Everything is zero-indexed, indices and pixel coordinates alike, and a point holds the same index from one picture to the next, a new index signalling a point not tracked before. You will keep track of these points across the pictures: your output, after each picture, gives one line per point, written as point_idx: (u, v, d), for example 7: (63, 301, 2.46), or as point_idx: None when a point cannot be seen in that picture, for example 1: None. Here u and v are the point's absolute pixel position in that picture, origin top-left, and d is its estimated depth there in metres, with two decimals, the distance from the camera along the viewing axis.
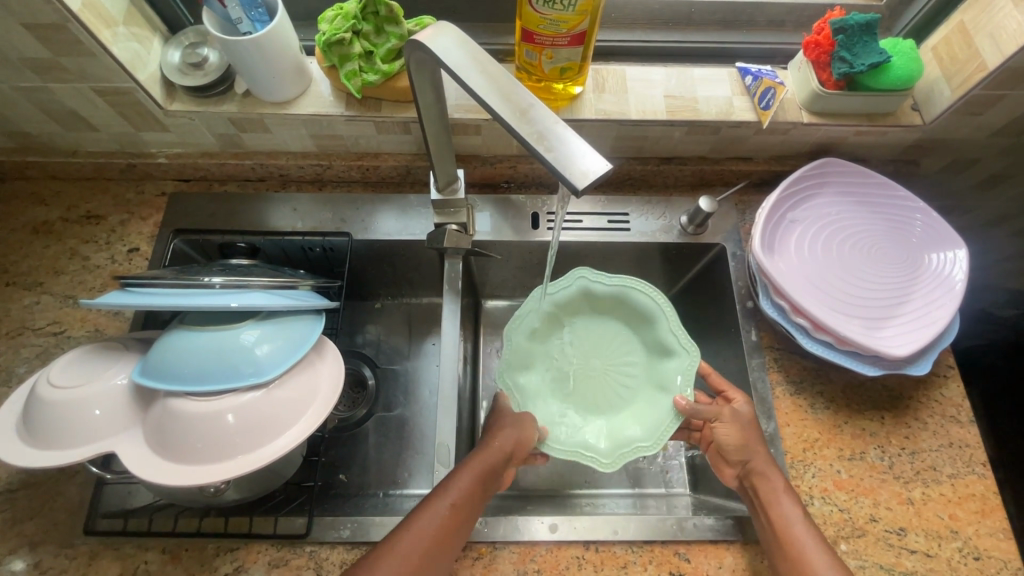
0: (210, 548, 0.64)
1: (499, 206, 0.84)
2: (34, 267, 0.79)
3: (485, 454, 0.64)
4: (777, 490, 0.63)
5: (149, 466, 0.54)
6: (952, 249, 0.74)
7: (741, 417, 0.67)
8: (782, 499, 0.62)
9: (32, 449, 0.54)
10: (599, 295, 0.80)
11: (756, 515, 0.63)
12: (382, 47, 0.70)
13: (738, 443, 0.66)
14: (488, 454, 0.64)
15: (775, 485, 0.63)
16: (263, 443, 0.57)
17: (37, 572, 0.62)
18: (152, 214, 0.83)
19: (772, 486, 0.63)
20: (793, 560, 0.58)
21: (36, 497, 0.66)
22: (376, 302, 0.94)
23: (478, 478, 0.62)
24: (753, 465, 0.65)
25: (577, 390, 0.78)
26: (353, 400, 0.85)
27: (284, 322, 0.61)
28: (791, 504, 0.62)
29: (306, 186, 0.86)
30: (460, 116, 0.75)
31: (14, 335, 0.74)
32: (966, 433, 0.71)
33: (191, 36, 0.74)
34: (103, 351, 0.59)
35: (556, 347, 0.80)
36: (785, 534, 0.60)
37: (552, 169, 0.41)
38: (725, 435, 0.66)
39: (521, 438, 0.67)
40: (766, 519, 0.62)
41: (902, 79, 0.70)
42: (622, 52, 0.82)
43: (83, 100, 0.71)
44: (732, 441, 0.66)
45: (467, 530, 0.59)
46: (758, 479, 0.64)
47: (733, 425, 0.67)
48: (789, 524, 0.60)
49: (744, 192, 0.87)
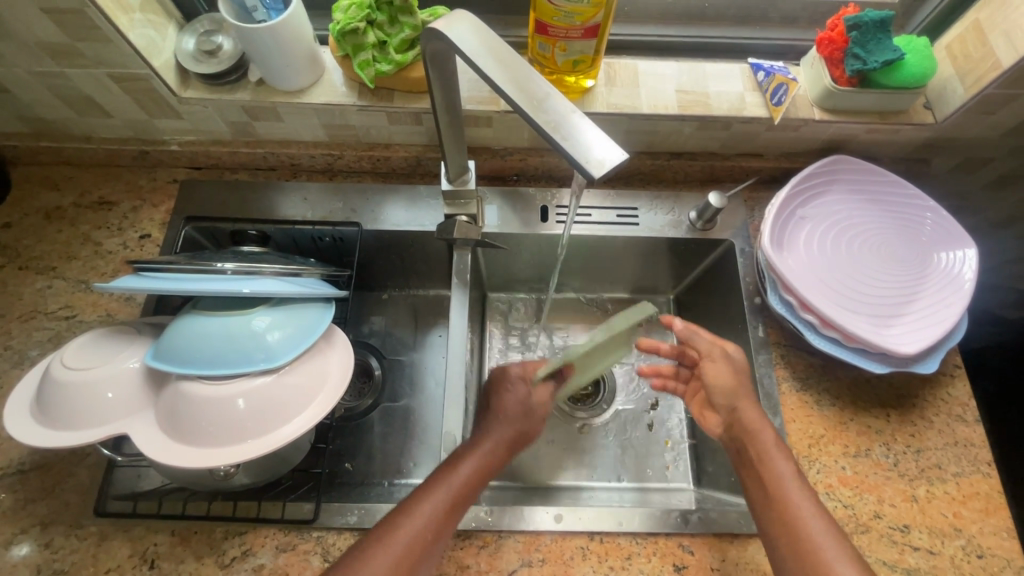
0: (219, 532, 0.64)
1: (508, 198, 0.85)
2: (46, 251, 0.79)
3: (489, 444, 0.63)
4: (770, 445, 0.62)
5: (161, 448, 0.55)
6: (961, 248, 0.74)
7: (728, 360, 0.70)
8: (772, 458, 0.61)
9: (46, 430, 0.54)
10: None
11: (747, 470, 0.62)
12: (395, 37, 0.70)
13: (728, 385, 0.68)
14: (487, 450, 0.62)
15: (770, 441, 0.63)
16: (273, 428, 0.57)
17: (47, 552, 0.63)
18: (163, 201, 0.83)
19: (766, 439, 0.63)
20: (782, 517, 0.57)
21: (48, 478, 0.66)
22: (384, 293, 0.95)
23: (473, 477, 0.60)
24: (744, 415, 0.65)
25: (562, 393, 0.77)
26: (359, 389, 0.86)
27: (296, 309, 0.61)
28: (784, 461, 0.61)
29: (317, 176, 0.86)
30: (472, 107, 0.75)
31: (27, 318, 0.75)
32: (971, 432, 0.71)
33: (206, 23, 0.75)
34: (117, 334, 0.59)
35: None
36: (778, 495, 0.58)
37: (568, 158, 0.42)
38: (715, 381, 0.69)
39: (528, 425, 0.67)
40: (755, 476, 0.61)
41: (916, 77, 0.70)
42: (635, 47, 0.82)
43: (98, 86, 0.71)
44: (721, 385, 0.68)
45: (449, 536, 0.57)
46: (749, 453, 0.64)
47: (726, 370, 0.69)
48: (781, 481, 0.59)
49: (754, 189, 0.87)
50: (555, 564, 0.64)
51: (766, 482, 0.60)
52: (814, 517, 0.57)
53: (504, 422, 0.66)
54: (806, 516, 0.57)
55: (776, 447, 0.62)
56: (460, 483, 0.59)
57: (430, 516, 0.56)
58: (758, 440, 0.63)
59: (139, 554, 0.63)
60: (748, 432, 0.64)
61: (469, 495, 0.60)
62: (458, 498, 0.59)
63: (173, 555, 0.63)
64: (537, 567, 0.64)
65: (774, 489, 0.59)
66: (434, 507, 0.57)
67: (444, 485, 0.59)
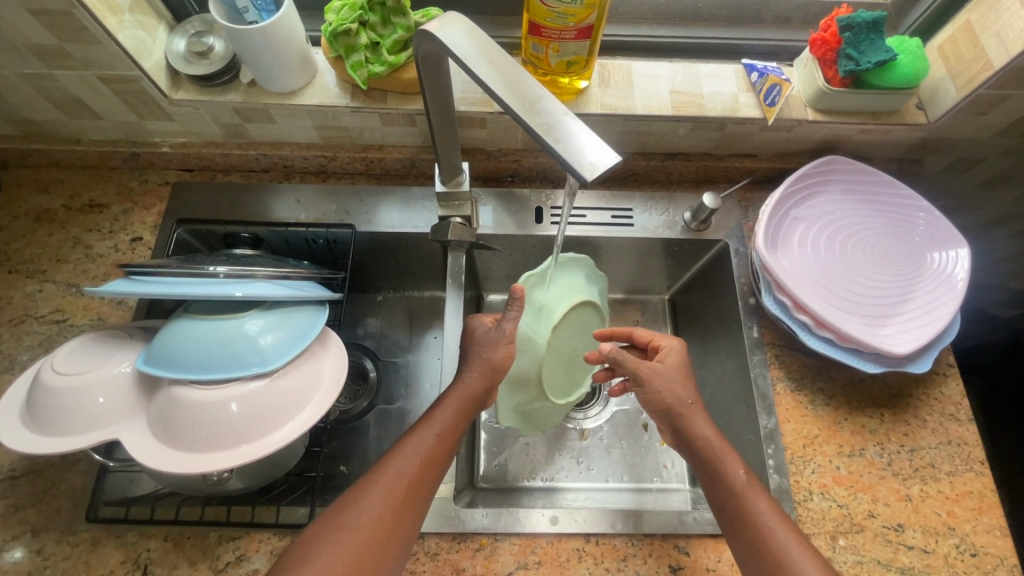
0: (212, 537, 0.64)
1: (502, 199, 0.85)
2: (36, 255, 0.78)
3: (462, 390, 0.64)
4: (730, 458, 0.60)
5: (153, 454, 0.55)
6: (955, 248, 0.74)
7: (657, 372, 0.65)
8: (734, 471, 0.59)
9: (36, 436, 0.54)
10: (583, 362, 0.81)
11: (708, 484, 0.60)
12: (388, 38, 0.70)
13: (663, 403, 0.64)
14: (466, 387, 0.64)
15: (730, 455, 0.61)
16: (267, 432, 0.57)
17: (39, 559, 0.62)
18: (155, 203, 0.83)
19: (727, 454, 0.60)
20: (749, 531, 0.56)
21: (39, 484, 0.66)
22: (379, 294, 0.95)
23: (457, 415, 0.63)
24: (688, 434, 0.63)
25: (564, 372, 0.79)
26: (355, 392, 0.85)
27: (289, 312, 0.61)
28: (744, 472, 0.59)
29: (310, 177, 0.86)
30: (465, 108, 0.75)
31: (17, 322, 0.74)
32: (965, 431, 0.71)
33: (197, 24, 0.74)
34: (107, 339, 0.59)
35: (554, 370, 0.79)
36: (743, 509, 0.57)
37: (560, 160, 0.41)
38: (650, 401, 0.65)
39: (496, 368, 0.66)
40: (717, 490, 0.59)
41: (908, 78, 0.70)
42: (628, 48, 0.82)
43: (87, 88, 0.70)
44: (658, 403, 0.64)
45: (441, 471, 0.60)
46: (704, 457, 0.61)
47: (660, 386, 0.65)
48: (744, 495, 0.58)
49: (748, 189, 0.87)
50: (551, 566, 0.64)
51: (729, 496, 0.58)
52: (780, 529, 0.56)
53: (473, 362, 0.66)
54: (773, 534, 0.55)
55: (731, 461, 0.60)
56: (445, 422, 0.61)
57: (422, 452, 0.59)
58: (711, 459, 0.60)
59: (132, 560, 0.63)
60: (698, 454, 0.61)
61: (456, 431, 0.62)
62: (448, 433, 0.61)
63: (166, 561, 0.63)
64: (533, 569, 0.64)
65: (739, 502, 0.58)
66: (425, 445, 0.59)
67: (432, 424, 0.61)
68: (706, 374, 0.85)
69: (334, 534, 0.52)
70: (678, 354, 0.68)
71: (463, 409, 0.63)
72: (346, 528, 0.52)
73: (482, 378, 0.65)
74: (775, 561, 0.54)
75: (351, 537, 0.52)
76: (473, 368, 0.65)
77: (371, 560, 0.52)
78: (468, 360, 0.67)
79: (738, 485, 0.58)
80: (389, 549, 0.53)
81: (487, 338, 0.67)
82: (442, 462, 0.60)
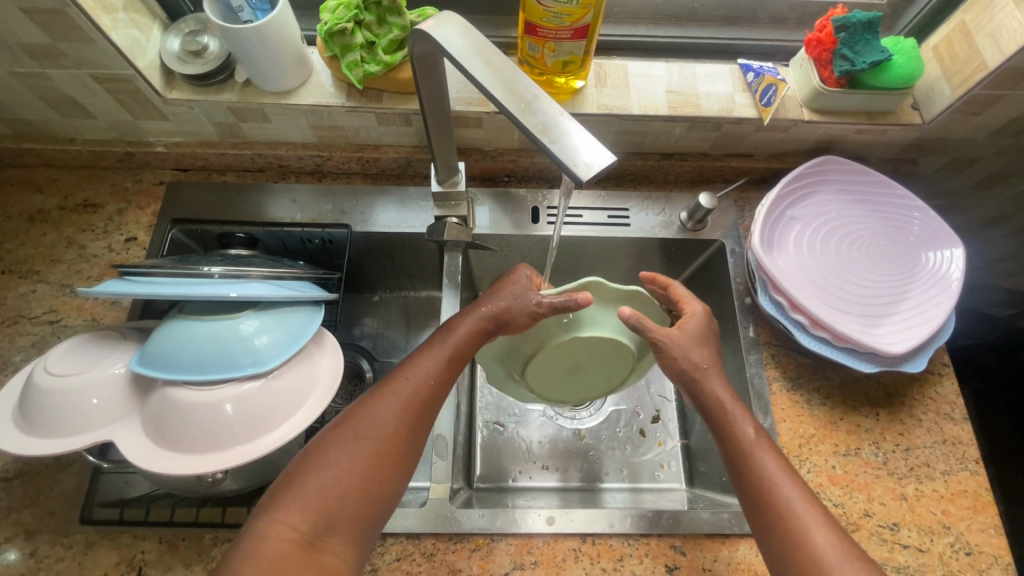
0: (207, 538, 0.64)
1: (498, 199, 0.84)
2: (29, 255, 0.78)
3: (475, 314, 0.63)
4: (743, 418, 0.60)
5: (147, 456, 0.54)
6: (949, 248, 0.75)
7: (675, 340, 0.63)
8: (745, 428, 0.59)
9: (28, 437, 0.54)
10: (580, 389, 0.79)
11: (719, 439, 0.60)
12: (384, 38, 0.70)
13: (676, 370, 0.62)
14: (477, 314, 0.63)
15: (743, 414, 0.60)
16: (262, 433, 0.56)
17: (32, 561, 0.62)
18: (149, 203, 0.82)
19: (740, 416, 0.60)
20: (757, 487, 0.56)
21: (32, 486, 0.65)
22: (374, 294, 0.94)
23: (469, 340, 0.62)
24: (698, 394, 0.62)
25: (554, 376, 0.76)
26: (350, 392, 0.83)
27: (284, 312, 0.61)
28: (755, 431, 0.59)
29: (306, 177, 0.85)
30: (462, 108, 0.75)
31: (10, 323, 0.74)
32: (959, 430, 0.72)
33: (191, 23, 0.74)
34: (101, 339, 0.59)
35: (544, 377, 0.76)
36: (751, 466, 0.57)
37: (556, 160, 0.41)
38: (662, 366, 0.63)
39: (509, 311, 0.63)
40: (727, 448, 0.59)
41: (903, 78, 0.70)
42: (624, 48, 0.82)
43: (81, 87, 0.70)
44: (672, 369, 0.63)
45: (446, 393, 0.60)
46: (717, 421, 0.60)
47: (676, 352, 0.63)
48: (753, 451, 0.57)
49: (744, 189, 0.87)
50: (547, 566, 0.64)
51: (738, 454, 0.58)
52: (790, 485, 0.55)
53: (492, 303, 0.64)
54: (779, 488, 0.55)
55: (743, 419, 0.59)
56: (456, 345, 0.61)
57: (429, 374, 0.59)
58: (720, 420, 0.60)
59: (126, 562, 0.62)
60: (710, 414, 0.61)
61: (462, 359, 0.61)
62: (454, 359, 0.61)
63: (161, 562, 0.62)
64: (529, 569, 0.64)
65: (748, 461, 0.57)
66: (430, 369, 0.59)
67: (438, 349, 0.61)
68: None
69: (340, 447, 0.53)
70: (699, 324, 0.65)
71: (473, 336, 0.62)
72: (349, 443, 0.53)
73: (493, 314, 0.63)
74: (780, 515, 0.54)
75: (353, 452, 0.53)
76: (484, 305, 0.63)
77: (374, 475, 0.52)
78: (492, 297, 0.64)
79: (747, 443, 0.58)
80: (392, 465, 0.54)
81: (518, 288, 0.64)
82: (446, 386, 0.60)
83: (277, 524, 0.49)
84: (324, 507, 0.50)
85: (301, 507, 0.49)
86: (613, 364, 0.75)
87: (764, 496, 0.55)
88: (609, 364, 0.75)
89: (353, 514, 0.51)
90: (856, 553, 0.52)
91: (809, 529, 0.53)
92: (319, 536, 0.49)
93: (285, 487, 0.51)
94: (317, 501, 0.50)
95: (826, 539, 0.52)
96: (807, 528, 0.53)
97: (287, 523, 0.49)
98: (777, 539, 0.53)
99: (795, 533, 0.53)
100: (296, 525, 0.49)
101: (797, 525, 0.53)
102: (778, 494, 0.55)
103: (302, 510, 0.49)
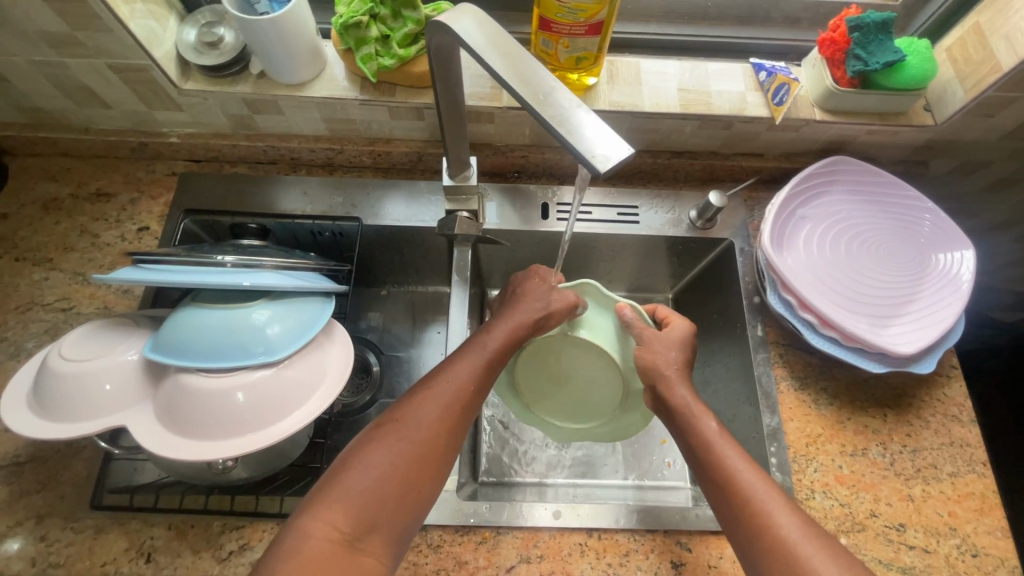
0: (215, 526, 0.64)
1: (508, 194, 0.85)
2: (43, 242, 0.79)
3: (515, 317, 0.66)
4: (704, 415, 0.62)
5: (160, 441, 0.55)
6: (959, 248, 0.74)
7: (656, 337, 0.69)
8: (702, 422, 0.61)
9: (42, 421, 0.54)
10: (573, 417, 0.79)
11: (681, 440, 0.62)
12: (398, 32, 0.70)
13: (648, 364, 0.68)
14: (516, 315, 0.67)
15: (704, 412, 0.62)
16: (272, 422, 0.57)
17: (43, 545, 0.62)
18: (161, 193, 0.83)
19: (700, 412, 0.62)
20: (717, 474, 0.56)
21: (44, 470, 0.66)
22: (382, 289, 0.95)
23: (508, 341, 0.64)
24: (664, 394, 0.65)
25: (549, 385, 0.79)
26: (357, 386, 0.83)
27: (295, 302, 0.61)
28: (714, 423, 0.61)
29: (317, 170, 0.86)
30: (474, 103, 0.75)
31: (23, 310, 0.74)
32: (967, 433, 0.71)
33: (208, 15, 0.74)
34: (115, 326, 0.59)
35: (543, 386, 0.79)
36: (711, 453, 0.58)
37: (574, 152, 0.41)
38: (640, 358, 0.69)
39: (540, 315, 0.68)
40: (687, 442, 0.61)
41: (916, 79, 0.70)
42: (637, 45, 0.83)
43: (98, 77, 0.71)
44: (648, 364, 0.68)
45: (483, 397, 0.61)
46: (680, 417, 0.62)
47: (653, 349, 0.68)
48: (710, 442, 0.59)
49: (754, 188, 0.87)
50: (553, 560, 0.64)
51: (700, 444, 0.59)
52: (748, 470, 0.55)
53: (524, 304, 0.68)
54: (738, 474, 0.55)
55: (702, 414, 0.62)
56: (493, 351, 0.63)
57: (469, 377, 0.60)
58: (685, 415, 0.62)
59: (135, 547, 0.63)
60: (675, 411, 0.63)
61: (495, 367, 0.63)
62: (492, 362, 0.62)
63: (170, 549, 0.63)
64: (534, 563, 0.64)
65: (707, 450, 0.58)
66: (469, 374, 0.60)
67: (475, 354, 0.62)
68: (708, 373, 0.85)
69: (382, 447, 0.53)
70: (683, 332, 0.70)
71: (513, 335, 0.65)
72: (391, 445, 0.53)
73: (534, 310, 0.67)
74: (740, 497, 0.54)
75: (395, 452, 0.53)
76: (528, 305, 0.68)
77: (415, 479, 0.52)
78: (530, 295, 0.69)
79: (707, 432, 0.59)
80: (433, 467, 0.54)
81: (541, 292, 0.70)
82: (484, 391, 0.61)
83: (320, 523, 0.48)
84: (365, 509, 0.49)
85: (344, 509, 0.49)
86: (607, 391, 0.77)
87: (726, 481, 0.55)
88: (601, 385, 0.77)
89: (395, 514, 0.51)
90: (823, 543, 0.50)
91: (771, 517, 0.52)
92: (359, 538, 0.48)
93: (327, 489, 0.50)
94: (359, 503, 0.49)
95: (789, 528, 0.51)
96: (766, 508, 0.52)
97: (328, 525, 0.48)
98: (743, 536, 0.52)
99: (754, 514, 0.52)
100: (339, 526, 0.48)
101: (755, 505, 0.53)
102: (736, 479, 0.55)
103: (346, 510, 0.49)
